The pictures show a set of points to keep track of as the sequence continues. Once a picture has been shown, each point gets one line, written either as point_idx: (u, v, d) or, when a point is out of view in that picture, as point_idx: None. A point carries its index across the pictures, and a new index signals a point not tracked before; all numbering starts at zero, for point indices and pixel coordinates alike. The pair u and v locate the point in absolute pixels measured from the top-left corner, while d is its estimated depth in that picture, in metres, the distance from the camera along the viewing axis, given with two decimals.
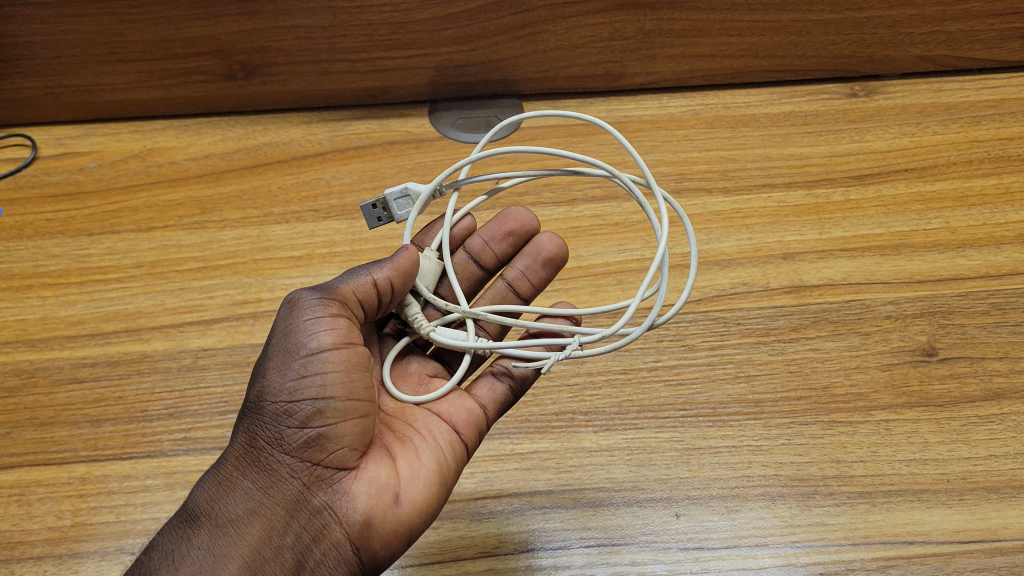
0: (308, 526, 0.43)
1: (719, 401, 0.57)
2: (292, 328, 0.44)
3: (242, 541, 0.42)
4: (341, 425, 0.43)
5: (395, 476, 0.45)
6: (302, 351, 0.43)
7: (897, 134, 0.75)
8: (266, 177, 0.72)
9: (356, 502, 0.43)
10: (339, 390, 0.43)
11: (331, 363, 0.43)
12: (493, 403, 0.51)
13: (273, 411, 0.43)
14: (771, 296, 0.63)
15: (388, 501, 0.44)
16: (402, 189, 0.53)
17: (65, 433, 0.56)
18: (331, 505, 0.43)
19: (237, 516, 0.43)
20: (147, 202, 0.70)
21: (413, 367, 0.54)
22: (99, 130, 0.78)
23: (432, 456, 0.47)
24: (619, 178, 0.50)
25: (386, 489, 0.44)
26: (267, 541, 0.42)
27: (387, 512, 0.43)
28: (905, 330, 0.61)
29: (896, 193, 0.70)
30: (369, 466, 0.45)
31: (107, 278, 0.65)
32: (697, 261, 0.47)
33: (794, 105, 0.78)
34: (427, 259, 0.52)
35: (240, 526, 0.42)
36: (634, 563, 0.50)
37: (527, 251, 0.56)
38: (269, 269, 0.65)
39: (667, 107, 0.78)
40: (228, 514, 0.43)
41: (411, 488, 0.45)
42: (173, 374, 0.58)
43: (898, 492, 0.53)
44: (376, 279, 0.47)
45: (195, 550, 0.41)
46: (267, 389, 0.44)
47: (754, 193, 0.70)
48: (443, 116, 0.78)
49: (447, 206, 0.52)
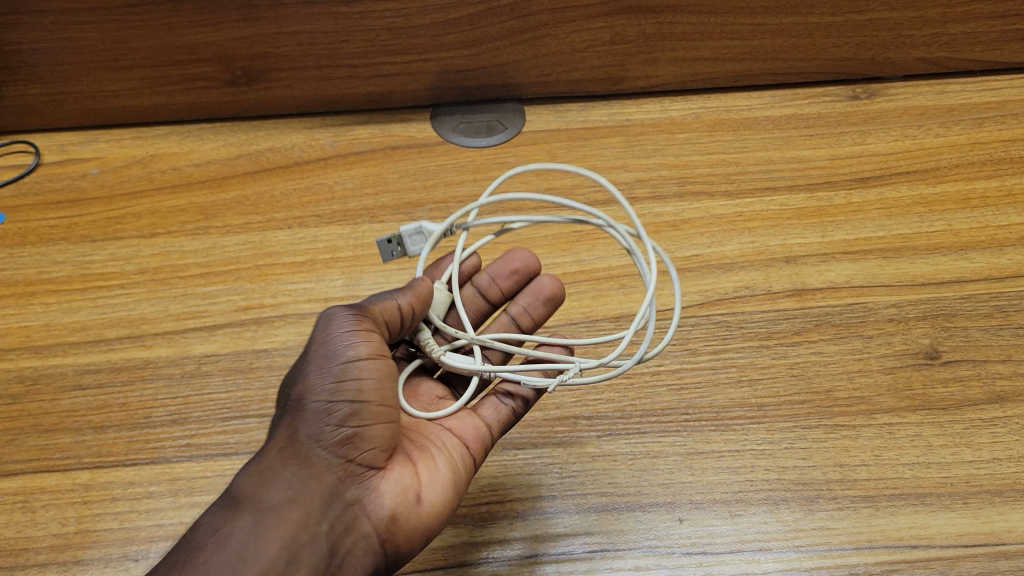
0: (341, 518, 0.44)
1: (722, 405, 0.57)
2: (332, 336, 0.46)
3: (280, 528, 0.42)
4: (375, 427, 0.45)
5: (417, 479, 0.46)
6: (343, 357, 0.45)
7: (899, 136, 0.75)
8: (268, 182, 0.72)
9: (383, 499, 0.45)
10: (376, 395, 0.44)
11: (369, 369, 0.45)
12: (498, 423, 0.51)
13: (314, 409, 0.44)
14: (773, 300, 0.63)
15: (412, 501, 0.45)
16: (417, 227, 0.56)
17: (69, 439, 0.56)
18: (362, 500, 0.44)
19: (276, 503, 0.43)
20: (149, 208, 0.70)
21: (424, 388, 0.54)
22: (102, 136, 0.78)
23: (450, 462, 0.48)
24: (616, 227, 0.54)
25: (408, 491, 0.45)
26: (305, 528, 0.42)
27: (411, 511, 0.45)
28: (908, 333, 0.61)
29: (898, 195, 0.70)
30: (395, 470, 0.46)
31: (110, 284, 0.65)
32: (683, 301, 0.51)
33: (796, 107, 0.78)
34: (438, 290, 0.53)
35: (280, 514, 0.43)
36: (638, 568, 0.50)
37: (531, 289, 0.56)
38: (271, 275, 0.65)
39: (669, 110, 0.78)
40: (268, 501, 0.43)
41: (430, 492, 0.46)
42: (177, 380, 0.59)
43: (901, 496, 0.53)
44: (400, 303, 0.48)
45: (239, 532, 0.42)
46: (309, 388, 0.45)
47: (756, 196, 0.70)
48: (445, 121, 0.78)
49: (458, 243, 0.54)
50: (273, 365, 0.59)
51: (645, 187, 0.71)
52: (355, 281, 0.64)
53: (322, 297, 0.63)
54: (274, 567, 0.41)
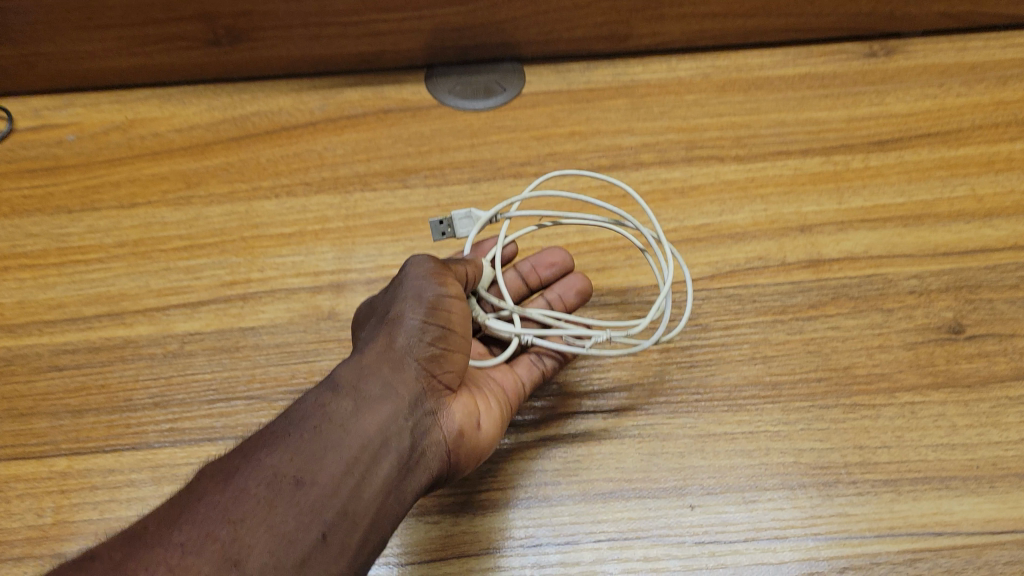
0: (421, 423, 0.44)
1: (735, 384, 0.54)
2: (427, 270, 0.47)
3: (374, 418, 0.42)
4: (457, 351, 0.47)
5: (477, 409, 0.49)
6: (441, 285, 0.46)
7: (919, 96, 0.71)
8: (255, 148, 0.68)
9: (454, 416, 0.46)
10: (462, 325, 0.47)
11: (458, 302, 0.47)
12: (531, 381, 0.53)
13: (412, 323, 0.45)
14: (788, 271, 0.59)
15: (474, 425, 0.47)
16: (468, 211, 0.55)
17: (45, 424, 0.53)
18: (438, 413, 0.46)
19: (372, 396, 0.43)
20: (129, 177, 0.67)
21: None
22: (79, 100, 0.74)
23: (502, 403, 0.51)
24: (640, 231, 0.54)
25: (471, 416, 0.47)
26: (394, 423, 0.43)
27: (473, 434, 0.47)
28: (930, 306, 0.57)
29: (918, 159, 0.66)
30: (460, 399, 0.48)
31: (88, 259, 0.61)
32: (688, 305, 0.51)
33: (810, 66, 0.74)
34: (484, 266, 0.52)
35: (374, 406, 0.43)
36: (648, 559, 0.48)
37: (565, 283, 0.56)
38: (258, 248, 0.62)
39: (676, 70, 0.74)
40: (364, 394, 0.43)
41: (485, 423, 0.48)
42: (158, 361, 0.56)
43: (924, 480, 0.50)
44: (470, 265, 0.50)
45: (338, 416, 0.41)
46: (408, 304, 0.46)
47: (770, 161, 0.66)
48: (441, 82, 0.74)
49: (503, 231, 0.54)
50: (260, 345, 0.56)
51: (651, 152, 0.67)
52: (347, 254, 0.61)
53: (312, 270, 0.60)
54: (370, 448, 0.41)
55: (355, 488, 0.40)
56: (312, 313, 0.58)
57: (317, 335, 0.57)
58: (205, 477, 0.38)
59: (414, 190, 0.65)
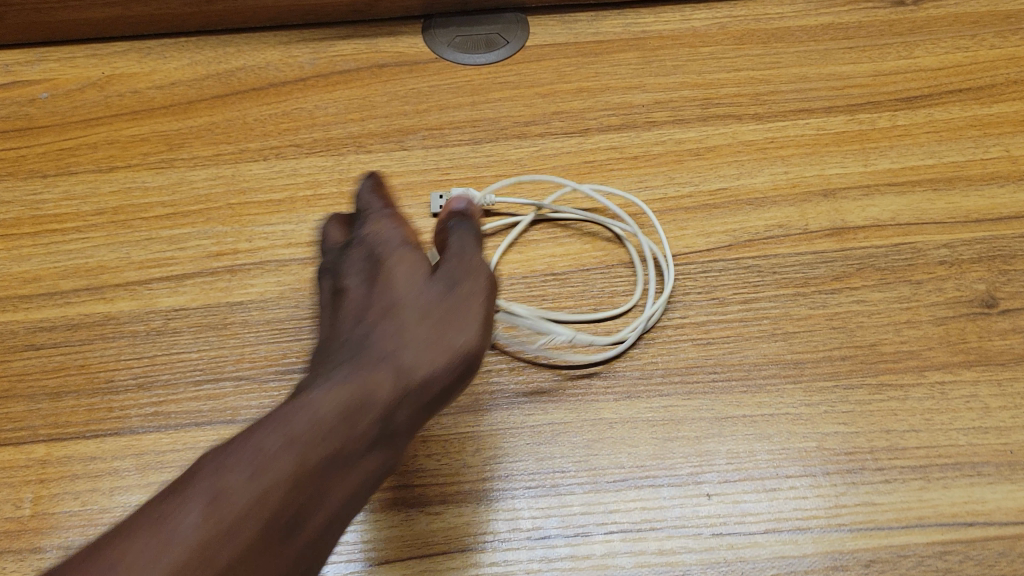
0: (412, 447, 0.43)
1: (754, 363, 0.51)
2: (476, 296, 0.44)
3: (371, 457, 0.40)
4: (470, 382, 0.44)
5: None
6: (485, 322, 0.43)
7: (949, 48, 0.67)
8: (240, 107, 0.64)
9: None
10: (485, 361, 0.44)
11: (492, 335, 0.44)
12: None
13: (447, 359, 0.42)
14: (810, 240, 0.56)
15: None
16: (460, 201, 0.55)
17: (21, 408, 0.50)
18: None
19: (381, 433, 0.40)
20: (107, 138, 0.63)
21: None
22: (52, 53, 0.69)
23: None
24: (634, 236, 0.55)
25: None
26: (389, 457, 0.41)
27: None
28: (961, 277, 0.54)
29: (949, 117, 0.62)
30: None
31: (64, 228, 0.58)
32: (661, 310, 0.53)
33: (833, 15, 0.70)
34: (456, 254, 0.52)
35: (378, 443, 0.40)
36: (663, 552, 0.45)
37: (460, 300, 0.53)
38: (246, 216, 0.58)
39: (690, 20, 0.70)
40: (375, 427, 0.40)
41: None
42: (141, 339, 0.52)
43: (954, 466, 0.47)
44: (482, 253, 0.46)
45: (341, 458, 0.39)
46: (451, 335, 0.42)
47: (790, 120, 0.62)
48: (439, 34, 0.69)
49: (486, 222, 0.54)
50: (248, 321, 0.53)
51: (664, 111, 0.63)
52: None
53: (303, 240, 0.57)
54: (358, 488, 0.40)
55: (329, 532, 0.39)
56: (305, 286, 0.54)
57: (310, 310, 0.53)
58: (200, 475, 0.37)
59: (412, 152, 0.61)
